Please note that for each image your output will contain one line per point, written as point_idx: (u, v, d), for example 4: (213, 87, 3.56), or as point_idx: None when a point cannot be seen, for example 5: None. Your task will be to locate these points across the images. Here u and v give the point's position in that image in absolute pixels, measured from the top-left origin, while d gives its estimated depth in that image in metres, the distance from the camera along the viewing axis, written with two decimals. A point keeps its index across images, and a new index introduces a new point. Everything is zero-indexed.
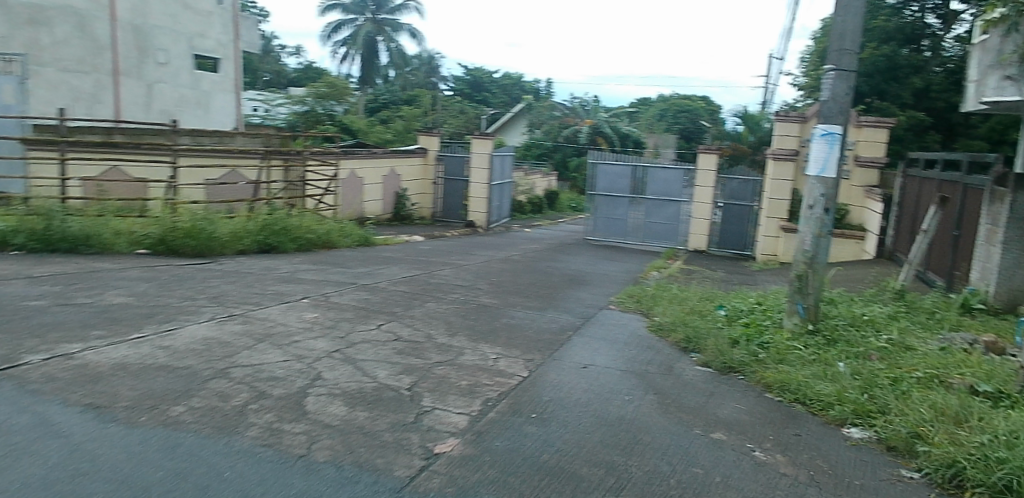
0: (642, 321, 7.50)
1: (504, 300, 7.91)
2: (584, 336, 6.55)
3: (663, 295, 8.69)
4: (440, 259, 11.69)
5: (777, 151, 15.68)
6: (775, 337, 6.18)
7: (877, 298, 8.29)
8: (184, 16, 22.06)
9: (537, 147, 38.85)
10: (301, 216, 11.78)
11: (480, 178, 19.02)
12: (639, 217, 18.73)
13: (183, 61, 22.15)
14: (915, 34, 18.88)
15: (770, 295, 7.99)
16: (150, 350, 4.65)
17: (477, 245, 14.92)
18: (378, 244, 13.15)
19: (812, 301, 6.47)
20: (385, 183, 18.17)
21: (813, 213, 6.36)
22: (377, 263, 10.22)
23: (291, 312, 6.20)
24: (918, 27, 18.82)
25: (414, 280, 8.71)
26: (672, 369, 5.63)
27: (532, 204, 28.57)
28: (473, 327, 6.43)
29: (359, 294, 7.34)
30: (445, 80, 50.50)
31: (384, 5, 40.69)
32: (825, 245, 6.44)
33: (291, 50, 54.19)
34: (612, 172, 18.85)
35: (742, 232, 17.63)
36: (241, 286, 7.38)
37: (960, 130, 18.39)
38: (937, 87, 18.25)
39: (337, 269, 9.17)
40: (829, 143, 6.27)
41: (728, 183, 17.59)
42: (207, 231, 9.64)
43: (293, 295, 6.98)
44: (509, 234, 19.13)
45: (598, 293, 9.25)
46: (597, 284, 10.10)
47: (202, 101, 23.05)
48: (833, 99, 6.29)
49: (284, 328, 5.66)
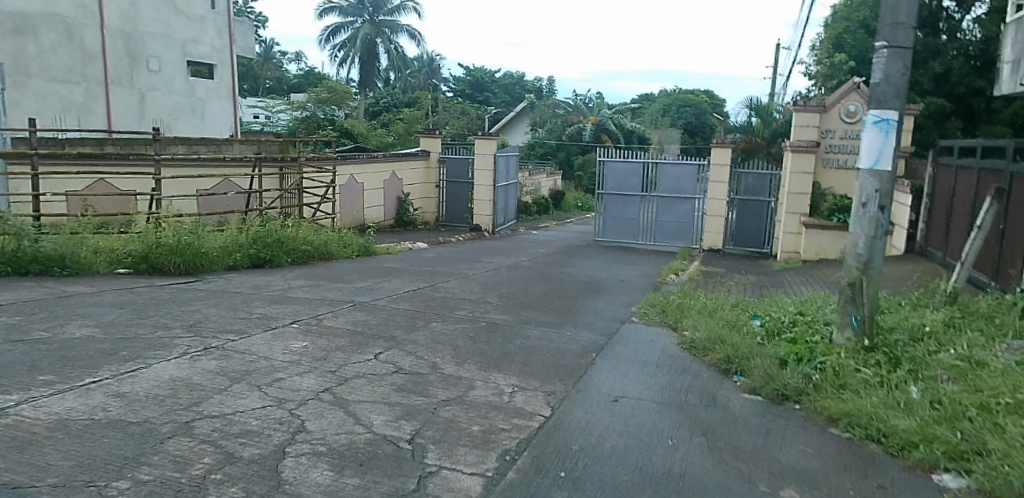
0: (672, 336, 6.73)
1: (517, 316, 7.16)
2: (609, 358, 5.80)
3: (690, 303, 7.90)
4: (445, 268, 10.94)
5: (797, 143, 14.78)
6: (829, 355, 5.41)
7: (926, 302, 7.47)
8: (177, 22, 21.39)
9: (541, 146, 38.11)
10: (296, 226, 11.06)
11: (484, 180, 18.29)
12: (650, 216, 17.95)
13: (176, 68, 21.49)
14: (931, 18, 18.02)
15: (811, 303, 7.19)
16: (102, 402, 3.90)
17: (483, 252, 14.16)
18: (379, 254, 12.40)
19: (867, 312, 5.69)
20: (386, 188, 17.45)
21: (867, 211, 5.60)
22: (377, 275, 9.48)
23: (277, 341, 5.45)
24: (933, 12, 17.97)
25: (417, 295, 7.95)
26: (716, 399, 4.87)
27: (538, 205, 27.82)
28: (483, 351, 5.68)
29: (355, 315, 6.59)
30: (446, 81, 49.75)
31: (382, 6, 39.92)
32: (881, 246, 5.66)
33: (291, 56, 53.56)
34: (622, 170, 18.02)
35: (759, 229, 16.83)
36: (225, 309, 6.63)
37: (982, 116, 17.40)
38: (957, 72, 17.21)
39: (334, 284, 8.43)
40: (884, 131, 5.49)
41: (743, 178, 16.76)
42: (193, 246, 8.91)
43: (280, 319, 6.23)
44: (516, 237, 18.37)
45: (618, 303, 8.47)
46: (615, 293, 9.33)
47: (197, 109, 22.40)
48: (886, 81, 5.52)
49: (266, 363, 4.91)
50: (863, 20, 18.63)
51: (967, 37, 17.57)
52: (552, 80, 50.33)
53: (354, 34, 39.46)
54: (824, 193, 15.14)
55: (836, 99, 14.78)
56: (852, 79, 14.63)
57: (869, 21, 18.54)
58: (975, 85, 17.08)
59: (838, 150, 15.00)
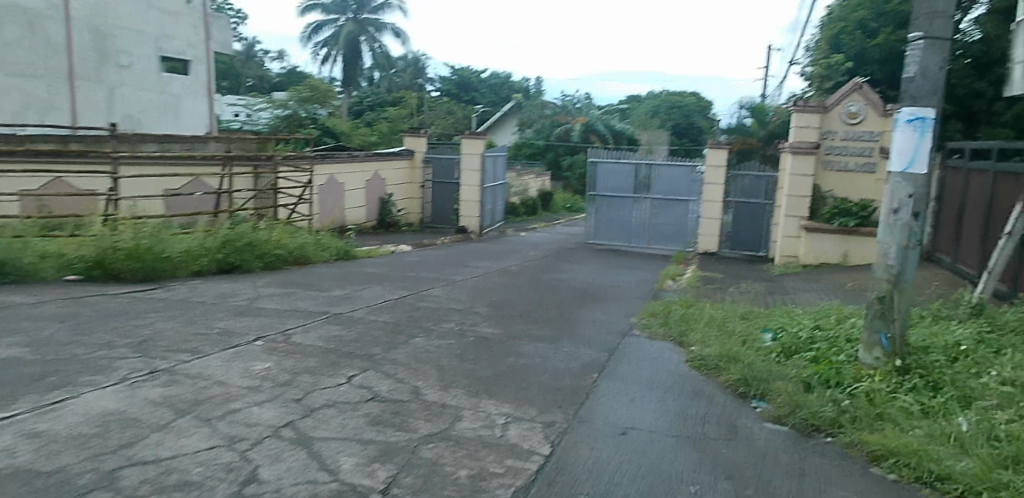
0: (679, 352, 6.15)
1: (508, 329, 6.53)
2: (613, 378, 5.19)
3: (694, 313, 7.31)
4: (430, 274, 10.27)
5: (796, 145, 14.40)
6: (859, 379, 4.84)
7: (949, 314, 6.93)
8: (149, 15, 20.57)
9: (529, 147, 37.51)
10: (270, 228, 10.36)
11: (471, 181, 17.65)
12: (643, 218, 17.42)
13: (148, 63, 20.69)
14: None
15: (828, 317, 6.63)
16: (11, 445, 3.22)
17: (471, 255, 13.52)
18: (360, 258, 11.72)
19: (898, 330, 5.12)
20: (368, 188, 16.76)
21: (899, 219, 5.02)
22: (356, 282, 8.81)
23: (235, 362, 4.78)
24: None
25: (400, 305, 7.29)
26: (738, 430, 4.28)
27: (525, 206, 27.23)
28: (472, 372, 5.04)
29: (329, 329, 5.91)
30: (432, 81, 49.02)
31: (366, 3, 39.10)
32: (914, 257, 5.09)
33: (274, 55, 52.64)
34: (614, 171, 17.46)
35: (756, 232, 16.32)
36: (183, 322, 5.94)
37: (982, 118, 16.33)
38: None
39: (308, 293, 7.75)
40: (920, 130, 4.91)
41: (739, 180, 16.31)
42: (155, 251, 8.25)
43: (243, 334, 5.54)
44: (504, 240, 17.75)
45: (616, 313, 7.85)
46: (612, 301, 8.72)
47: (171, 107, 21.55)
48: (922, 75, 4.95)
49: (220, 390, 4.23)
50: (861, 20, 18.16)
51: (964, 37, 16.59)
52: (540, 81, 49.75)
53: (337, 32, 38.66)
54: (824, 196, 14.70)
55: (836, 99, 14.32)
56: (854, 78, 14.16)
57: (867, 21, 18.07)
58: (974, 87, 16.04)
59: (839, 152, 14.52)
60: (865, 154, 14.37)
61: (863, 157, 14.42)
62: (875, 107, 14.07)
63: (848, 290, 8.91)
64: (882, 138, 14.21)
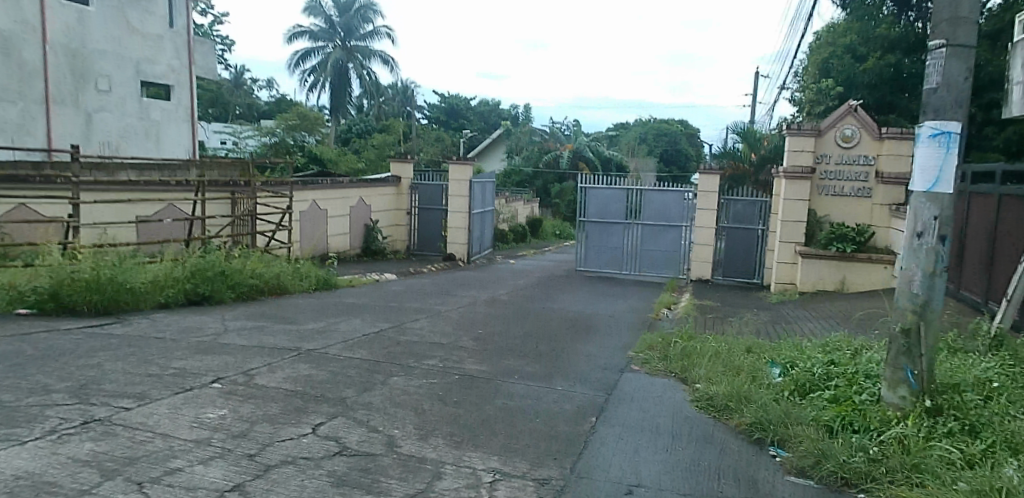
0: (684, 390, 5.63)
1: (497, 365, 6.00)
2: (613, 423, 4.65)
3: (696, 345, 6.82)
4: (414, 304, 9.71)
5: (790, 169, 14.12)
6: (888, 424, 4.32)
7: (969, 347, 6.47)
8: (130, 39, 20.16)
9: (517, 174, 37.15)
10: (244, 257, 9.81)
11: (459, 207, 17.18)
12: (635, 244, 16.98)
13: (128, 88, 20.22)
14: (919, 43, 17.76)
15: (841, 352, 6.14)
16: None
17: (458, 284, 12.99)
18: (340, 287, 11.17)
19: (926, 366, 4.64)
20: (352, 215, 16.24)
21: (924, 243, 4.59)
22: (335, 314, 8.25)
23: (184, 410, 4.20)
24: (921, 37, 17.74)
25: (379, 339, 6.72)
26: (759, 486, 3.74)
27: (514, 233, 26.77)
28: (456, 417, 4.49)
29: (297, 368, 5.34)
30: (421, 108, 48.82)
31: (354, 30, 38.92)
32: (942, 286, 4.63)
33: (262, 84, 52.43)
34: (604, 197, 17.07)
35: (750, 258, 15.89)
36: (136, 361, 5.35)
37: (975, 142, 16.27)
38: None
39: (280, 326, 7.16)
40: (944, 146, 4.51)
41: (732, 205, 15.90)
42: (116, 282, 7.66)
43: (200, 376, 4.96)
44: (492, 267, 17.24)
45: (612, 346, 7.32)
46: (607, 332, 8.21)
47: (152, 132, 21.03)
48: (945, 87, 4.56)
49: (162, 445, 3.66)
50: (849, 45, 18.24)
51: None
52: (528, 108, 49.70)
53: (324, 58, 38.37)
54: (820, 221, 14.35)
55: (830, 122, 14.10)
56: (847, 101, 13.99)
57: (856, 45, 18.14)
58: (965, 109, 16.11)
59: (834, 176, 14.23)
60: (861, 178, 14.09)
61: (858, 182, 14.13)
62: (869, 130, 13.89)
63: (853, 319, 8.46)
64: (877, 161, 13.95)
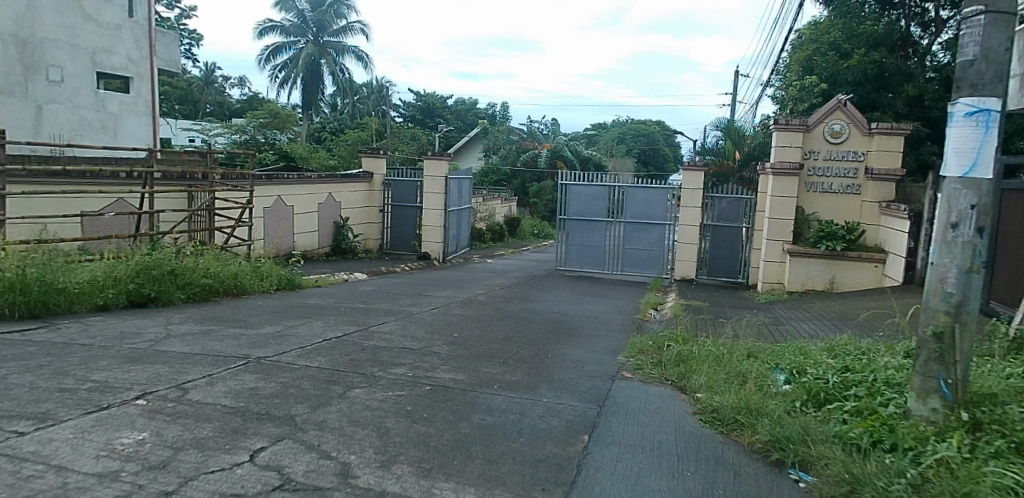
0: (683, 401, 5.01)
1: (474, 373, 5.33)
2: (608, 442, 4.01)
3: (692, 348, 6.22)
4: (383, 306, 8.97)
5: (777, 165, 13.67)
6: (927, 444, 3.74)
7: (987, 350, 5.95)
8: (85, 28, 18.99)
9: (495, 173, 36.46)
10: (197, 256, 9.02)
11: (434, 204, 16.45)
12: (616, 243, 16.44)
13: (83, 79, 19.10)
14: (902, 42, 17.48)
15: (853, 359, 5.58)
16: None
17: (433, 284, 12.30)
18: (305, 288, 10.42)
19: (961, 373, 4.08)
20: (321, 212, 15.45)
21: (959, 236, 4.02)
22: (296, 317, 7.50)
23: (94, 435, 3.46)
24: (905, 36, 17.48)
25: (341, 345, 5.98)
26: None
27: (491, 232, 26.12)
28: (425, 437, 3.82)
29: (241, 380, 4.59)
30: (397, 107, 47.86)
31: (327, 26, 37.83)
32: (979, 283, 4.07)
33: (234, 81, 51.19)
34: (585, 194, 16.49)
35: (734, 257, 15.46)
36: (50, 374, 4.57)
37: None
38: (931, 96, 16.79)
39: (231, 331, 6.40)
40: (984, 125, 3.93)
41: (716, 204, 15.47)
42: (45, 282, 6.86)
43: (122, 391, 4.21)
44: (469, 268, 16.57)
45: (599, 351, 6.70)
46: (592, 335, 7.59)
47: (108, 126, 19.89)
48: (985, 59, 3.98)
49: (53, 482, 2.93)
50: (833, 42, 17.74)
51: (933, 61, 17.37)
52: (505, 106, 48.89)
53: (296, 54, 37.25)
54: (808, 219, 13.93)
55: (818, 117, 13.68)
56: (836, 96, 13.60)
57: (839, 43, 17.63)
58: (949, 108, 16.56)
59: (822, 173, 13.84)
60: (849, 174, 13.70)
61: (847, 178, 13.72)
62: (858, 125, 13.53)
63: (854, 320, 7.95)
64: (866, 157, 13.61)
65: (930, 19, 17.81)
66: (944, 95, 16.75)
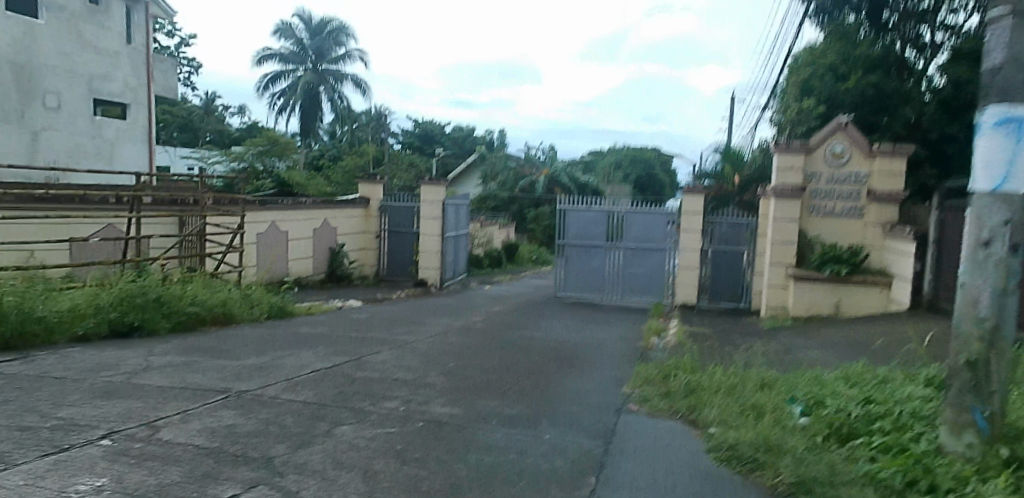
0: (696, 436, 4.67)
1: (470, 407, 5.00)
2: (617, 484, 3.67)
3: (702, 378, 5.90)
4: (376, 334, 8.63)
5: (778, 188, 13.47)
6: (968, 484, 3.41)
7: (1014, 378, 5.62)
8: (82, 54, 18.82)
9: (492, 199, 36.31)
10: (184, 283, 8.70)
11: (431, 230, 16.17)
12: (616, 268, 16.13)
13: (80, 105, 18.93)
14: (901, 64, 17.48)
15: (874, 390, 5.26)
16: None
17: (430, 311, 11.97)
18: (296, 316, 10.07)
19: (999, 405, 3.77)
20: (316, 238, 15.17)
21: (991, 255, 3.74)
22: (285, 347, 7.16)
23: (49, 480, 3.11)
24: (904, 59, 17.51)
25: (330, 377, 5.64)
26: None
27: (489, 258, 25.84)
28: (417, 480, 3.48)
29: (219, 417, 4.25)
30: (395, 134, 47.93)
31: (326, 53, 37.93)
32: (1014, 306, 3.78)
33: (234, 110, 51.34)
34: (585, 219, 16.24)
35: (736, 282, 15.18)
36: (13, 410, 4.22)
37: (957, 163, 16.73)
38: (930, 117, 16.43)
39: (214, 362, 6.06)
40: (1014, 135, 3.67)
41: (717, 227, 15.23)
42: (21, 311, 6.50)
43: (87, 429, 3.86)
44: (466, 294, 16.23)
45: (603, 382, 6.36)
46: (595, 365, 7.25)
47: (103, 153, 19.67)
48: (1013, 65, 3.73)
49: None
50: (830, 64, 17.60)
51: (928, 84, 17.16)
52: (503, 133, 48.97)
53: (295, 82, 37.29)
54: (812, 243, 13.67)
55: (819, 138, 13.50)
56: (838, 117, 13.39)
57: (836, 65, 17.50)
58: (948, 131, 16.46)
59: (825, 195, 13.62)
60: (852, 197, 13.49)
61: (850, 201, 13.50)
62: (859, 146, 13.35)
63: (867, 349, 7.62)
64: (869, 179, 13.40)
65: (925, 42, 17.68)
66: (944, 118, 16.60)
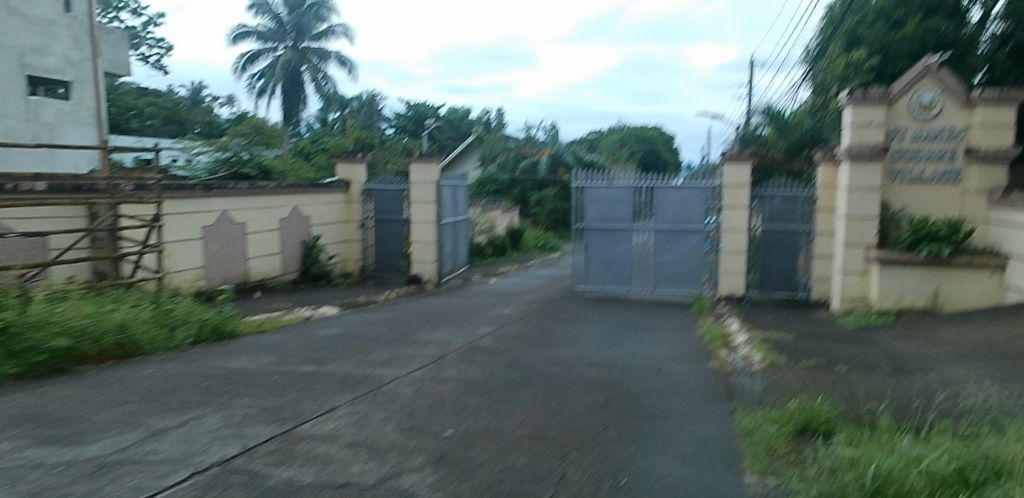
0: None
1: None
2: None
3: (892, 459, 3.34)
4: (340, 367, 5.98)
5: (853, 150, 10.74)
6: None
7: None
8: (9, 24, 16.01)
9: (493, 182, 33.30)
10: (61, 304, 6.03)
11: (422, 216, 13.48)
12: (645, 255, 13.43)
13: (8, 84, 16.14)
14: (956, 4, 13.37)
15: None
16: None
17: (424, 319, 9.35)
18: (239, 338, 7.41)
19: None
20: (284, 231, 12.50)
21: None
22: (182, 407, 4.50)
23: None
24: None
25: (214, 495, 3.00)
26: None
27: (493, 246, 23.20)
28: None
29: None
30: (388, 119, 45.18)
31: (308, 31, 34.94)
32: None
33: (224, 101, 48.56)
34: (606, 197, 13.50)
35: (793, 268, 12.52)
36: None
37: None
38: (1000, 69, 12.96)
39: (23, 458, 3.42)
40: None
41: (767, 202, 12.49)
42: None
43: None
44: (468, 291, 13.64)
45: (704, 468, 3.73)
46: (672, 420, 4.60)
47: (42, 138, 16.97)
48: None
49: None
50: (880, 9, 13.77)
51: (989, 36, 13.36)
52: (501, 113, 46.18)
53: (274, 62, 34.15)
54: (895, 217, 10.98)
55: (902, 87, 10.79)
56: (924, 59, 10.70)
57: (887, 9, 13.68)
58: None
59: (910, 157, 10.89)
60: (944, 158, 10.78)
61: (941, 163, 10.78)
62: (954, 95, 10.63)
63: None
64: (966, 135, 10.69)
65: None
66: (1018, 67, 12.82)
